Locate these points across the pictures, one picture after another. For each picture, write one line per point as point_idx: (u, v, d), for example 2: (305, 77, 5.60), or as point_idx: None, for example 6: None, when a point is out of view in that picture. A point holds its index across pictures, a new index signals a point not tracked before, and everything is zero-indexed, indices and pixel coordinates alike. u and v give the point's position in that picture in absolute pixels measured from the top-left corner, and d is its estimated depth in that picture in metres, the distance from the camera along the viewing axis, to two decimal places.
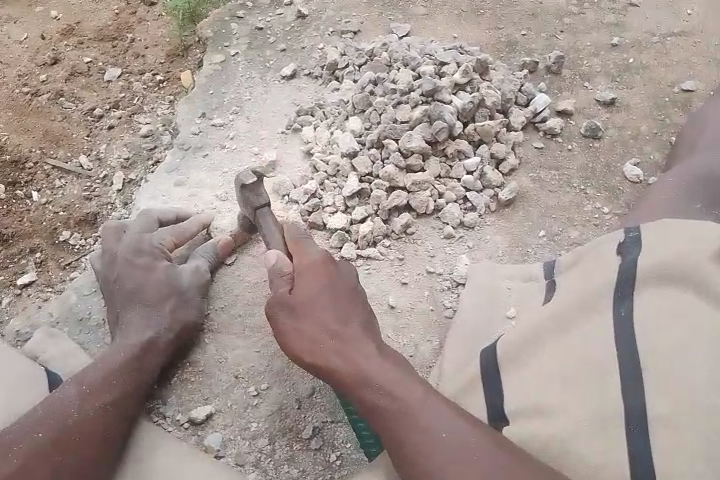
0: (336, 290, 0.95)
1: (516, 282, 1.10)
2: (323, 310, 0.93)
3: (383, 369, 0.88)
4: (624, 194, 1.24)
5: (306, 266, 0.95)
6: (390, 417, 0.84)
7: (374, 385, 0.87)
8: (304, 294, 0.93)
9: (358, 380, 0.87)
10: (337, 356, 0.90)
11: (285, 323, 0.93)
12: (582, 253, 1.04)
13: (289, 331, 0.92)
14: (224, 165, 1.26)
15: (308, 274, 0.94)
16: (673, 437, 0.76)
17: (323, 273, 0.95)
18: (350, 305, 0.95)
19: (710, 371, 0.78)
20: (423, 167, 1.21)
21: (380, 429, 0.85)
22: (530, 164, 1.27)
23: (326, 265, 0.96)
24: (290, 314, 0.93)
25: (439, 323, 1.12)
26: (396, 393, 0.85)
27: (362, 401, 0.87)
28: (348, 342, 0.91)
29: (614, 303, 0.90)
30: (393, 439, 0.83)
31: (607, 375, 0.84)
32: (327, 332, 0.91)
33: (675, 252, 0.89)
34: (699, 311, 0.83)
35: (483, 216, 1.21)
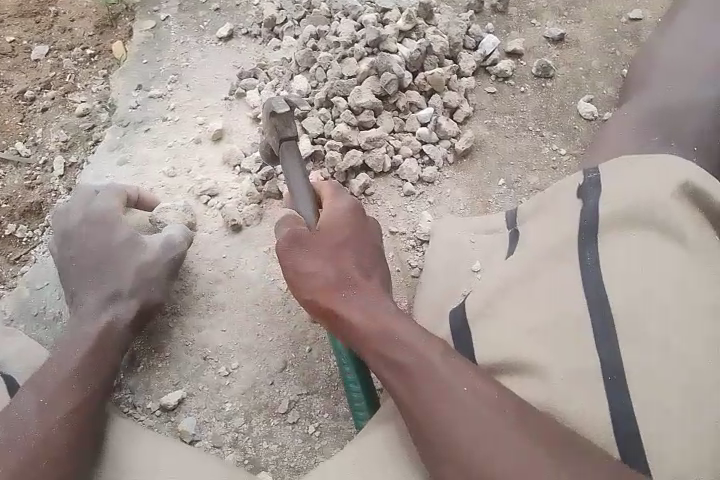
0: (362, 243, 0.96)
1: (480, 236, 1.08)
2: (347, 261, 0.93)
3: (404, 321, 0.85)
4: (580, 133, 1.23)
5: (339, 213, 0.96)
6: (416, 372, 0.80)
7: (393, 339, 0.83)
8: (330, 238, 0.94)
9: (374, 328, 0.85)
10: (356, 307, 0.88)
11: (304, 261, 0.93)
12: (541, 200, 1.03)
13: (307, 271, 0.92)
14: (168, 138, 1.20)
15: (340, 222, 0.96)
16: (646, 381, 0.78)
17: (352, 225, 0.96)
18: (372, 263, 0.95)
19: (678, 313, 0.81)
20: (376, 123, 1.17)
21: (403, 387, 0.80)
22: (485, 110, 1.24)
23: (358, 219, 0.97)
24: (310, 256, 0.93)
25: (407, 283, 1.10)
26: (414, 342, 0.82)
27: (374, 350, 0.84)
28: (368, 295, 0.90)
29: (579, 250, 0.90)
30: (406, 385, 0.80)
31: (577, 324, 0.84)
32: (347, 281, 0.91)
33: (635, 196, 0.90)
34: (668, 261, 0.85)
35: (442, 169, 1.19)
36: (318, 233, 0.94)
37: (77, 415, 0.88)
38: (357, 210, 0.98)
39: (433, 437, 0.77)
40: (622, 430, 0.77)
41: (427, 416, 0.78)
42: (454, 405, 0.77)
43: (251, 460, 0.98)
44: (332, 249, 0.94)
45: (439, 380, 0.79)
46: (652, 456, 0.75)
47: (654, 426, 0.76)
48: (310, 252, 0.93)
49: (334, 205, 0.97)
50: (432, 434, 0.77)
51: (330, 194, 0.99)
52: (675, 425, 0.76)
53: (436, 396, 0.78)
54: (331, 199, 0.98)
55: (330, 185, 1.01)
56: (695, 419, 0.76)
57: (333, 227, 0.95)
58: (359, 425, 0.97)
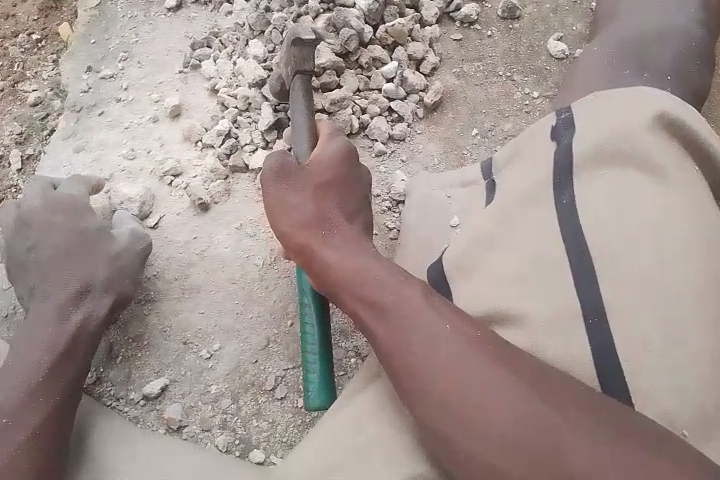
0: (349, 186, 0.90)
1: (456, 190, 1.04)
2: (331, 205, 0.88)
3: (387, 267, 0.82)
4: (551, 74, 1.18)
5: (330, 154, 0.90)
6: (400, 315, 0.78)
7: (377, 285, 0.80)
8: (317, 179, 0.88)
9: (354, 273, 0.82)
10: (336, 251, 0.84)
11: (286, 199, 0.87)
12: (516, 146, 0.99)
13: (289, 209, 0.87)
14: (124, 119, 1.15)
15: (328, 161, 0.89)
16: (631, 320, 0.76)
17: (340, 167, 0.90)
18: (357, 208, 0.90)
19: (661, 249, 0.79)
20: (339, 83, 1.12)
21: (386, 330, 0.78)
22: (452, 59, 1.19)
23: (349, 163, 0.90)
24: (295, 195, 0.87)
25: (387, 246, 1.08)
26: (398, 287, 0.80)
27: (356, 294, 0.81)
28: (350, 240, 0.86)
29: (555, 193, 0.88)
30: (387, 328, 0.78)
31: (557, 269, 0.82)
32: (329, 224, 0.86)
33: (608, 131, 0.87)
34: (645, 197, 0.82)
35: (412, 125, 1.14)
36: (305, 171, 0.88)
37: (59, 415, 0.87)
38: (349, 152, 0.91)
39: (413, 381, 0.75)
40: (609, 375, 0.75)
41: (407, 358, 0.76)
42: (437, 349, 0.75)
43: (242, 440, 0.96)
44: (317, 190, 0.88)
45: (422, 324, 0.76)
46: (634, 391, 0.74)
47: (643, 366, 0.74)
48: (293, 189, 0.87)
49: (327, 147, 0.90)
50: (419, 384, 0.75)
51: (325, 134, 0.92)
52: (664, 362, 0.74)
53: (417, 340, 0.76)
54: (324, 139, 0.91)
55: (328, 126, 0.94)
56: (678, 351, 0.74)
57: (324, 167, 0.89)
58: (308, 404, 0.91)
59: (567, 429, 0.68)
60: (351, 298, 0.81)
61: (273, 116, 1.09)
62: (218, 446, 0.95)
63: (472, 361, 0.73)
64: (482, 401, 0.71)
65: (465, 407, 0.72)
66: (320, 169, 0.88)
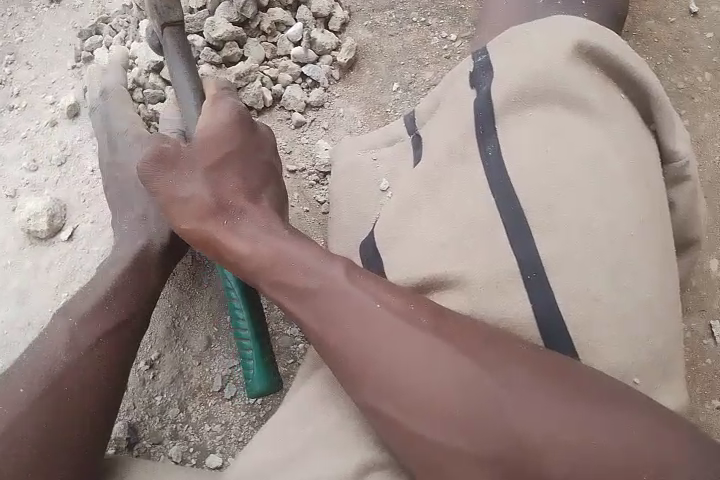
0: (248, 161, 0.80)
1: (381, 150, 0.96)
2: (227, 184, 0.77)
3: (307, 247, 0.72)
4: (467, 13, 1.12)
5: (219, 128, 0.79)
6: (328, 299, 0.68)
7: (295, 269, 0.70)
8: (208, 162, 0.77)
9: (274, 260, 0.72)
10: (247, 240, 0.74)
11: (178, 191, 0.77)
12: (437, 97, 0.91)
13: (184, 201, 0.76)
14: (20, 129, 1.06)
15: (220, 137, 0.78)
16: (574, 272, 0.71)
17: (232, 143, 0.79)
18: (260, 184, 0.80)
19: (599, 189, 0.73)
20: (244, 55, 1.04)
21: (317, 320, 0.69)
22: (362, 10, 1.11)
23: (241, 133, 0.80)
24: (185, 183, 0.77)
25: (321, 220, 1.03)
26: (323, 270, 0.70)
27: (283, 286, 0.71)
28: (259, 224, 0.75)
29: (481, 143, 0.80)
30: (322, 320, 0.68)
31: (489, 224, 0.74)
32: (231, 211, 0.76)
33: (531, 68, 0.79)
34: (572, 137, 0.76)
35: (329, 89, 1.07)
36: (193, 155, 0.78)
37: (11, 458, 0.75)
38: (238, 122, 0.80)
39: (360, 376, 0.66)
40: (555, 333, 0.70)
41: (342, 349, 0.67)
42: (379, 334, 0.66)
43: (197, 447, 0.92)
44: (210, 170, 0.77)
45: (351, 306, 0.67)
46: (582, 347, 0.70)
47: (592, 320, 0.70)
48: (185, 180, 0.77)
49: (212, 117, 0.78)
50: (361, 372, 0.66)
51: (213, 97, 0.81)
52: (611, 311, 0.70)
53: (356, 327, 0.67)
54: (213, 105, 0.80)
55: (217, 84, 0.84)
56: (622, 301, 0.70)
57: (215, 144, 0.78)
58: (250, 390, 0.88)
59: (531, 401, 0.61)
60: (271, 286, 0.72)
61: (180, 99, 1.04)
62: (173, 457, 0.91)
63: (409, 337, 0.65)
64: (428, 380, 0.64)
65: (417, 397, 0.64)
66: (213, 148, 0.78)
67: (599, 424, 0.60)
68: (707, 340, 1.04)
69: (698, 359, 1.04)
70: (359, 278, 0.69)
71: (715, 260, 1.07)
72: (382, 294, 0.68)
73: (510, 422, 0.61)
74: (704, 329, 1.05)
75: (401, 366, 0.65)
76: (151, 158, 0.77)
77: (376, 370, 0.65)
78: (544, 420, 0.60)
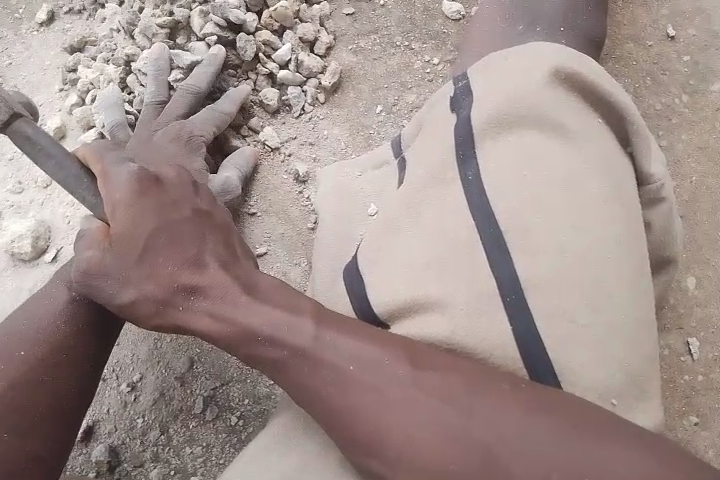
0: (171, 228, 0.70)
1: (369, 174, 0.97)
2: (165, 265, 0.70)
3: (272, 301, 0.70)
4: (450, 37, 1.13)
5: (126, 214, 0.69)
6: (299, 365, 0.68)
7: (258, 337, 0.68)
8: (133, 252, 0.69)
9: (243, 331, 0.69)
10: (208, 316, 0.70)
11: (119, 297, 0.70)
12: (421, 121, 0.92)
13: (131, 301, 0.70)
14: (4, 150, 1.07)
15: (135, 221, 0.69)
16: (551, 295, 0.71)
17: (150, 219, 0.70)
18: (197, 244, 0.71)
19: (575, 212, 0.74)
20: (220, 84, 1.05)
21: (295, 387, 0.68)
22: (346, 35, 1.13)
23: (150, 200, 0.71)
24: (124, 287, 0.70)
25: (306, 240, 1.04)
26: (290, 333, 0.68)
27: (252, 355, 0.70)
28: (215, 290, 0.70)
29: (461, 164, 0.80)
30: (300, 386, 0.68)
31: (473, 254, 0.75)
32: (177, 293, 0.70)
33: (511, 91, 0.80)
34: (547, 160, 0.77)
35: (312, 110, 1.09)
36: (117, 251, 0.69)
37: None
38: (139, 188, 0.70)
39: (347, 433, 0.66)
40: (534, 352, 0.70)
41: (327, 414, 0.67)
42: (362, 395, 0.66)
43: (178, 470, 0.92)
44: (142, 256, 0.69)
45: (324, 368, 0.67)
46: (563, 368, 0.70)
47: (572, 340, 0.70)
48: (124, 283, 0.70)
49: (109, 185, 0.71)
50: (347, 434, 0.66)
51: (101, 168, 0.72)
52: (589, 330, 0.71)
53: (332, 389, 0.67)
54: (104, 181, 0.71)
55: (88, 147, 0.74)
56: (598, 320, 0.71)
57: (126, 226, 0.69)
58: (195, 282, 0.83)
59: (520, 442, 0.62)
60: (245, 354, 0.70)
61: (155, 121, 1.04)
62: None
63: (389, 396, 0.66)
64: (416, 437, 0.64)
65: (407, 447, 0.64)
66: (130, 233, 0.69)
67: (592, 460, 0.60)
68: (685, 357, 1.05)
69: (677, 377, 1.05)
70: (326, 332, 0.68)
71: (693, 279, 1.08)
72: (357, 341, 0.68)
73: (506, 471, 0.62)
74: (682, 347, 1.06)
75: (388, 424, 0.65)
76: (94, 230, 0.71)
77: (362, 432, 0.65)
78: (536, 465, 0.61)
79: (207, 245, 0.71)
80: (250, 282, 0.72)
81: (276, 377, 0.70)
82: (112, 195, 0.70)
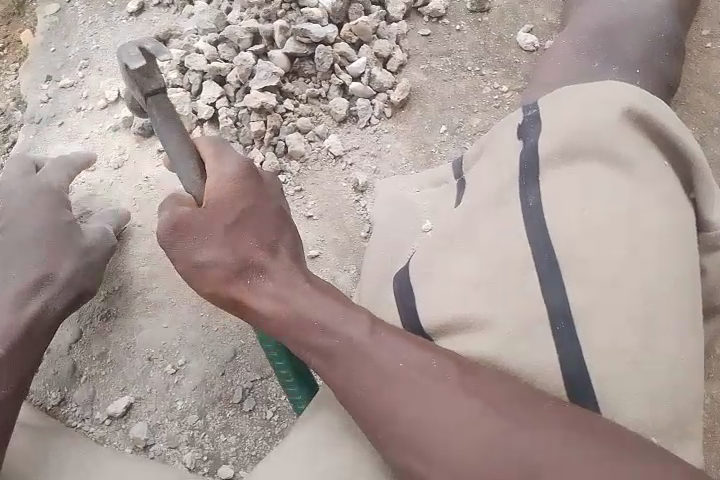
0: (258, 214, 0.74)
1: (426, 191, 1.00)
2: (246, 246, 0.73)
3: (330, 297, 0.73)
4: (521, 67, 1.15)
5: (227, 190, 0.73)
6: (342, 354, 0.70)
7: (313, 324, 0.72)
8: (221, 222, 0.72)
9: (296, 317, 0.72)
10: (269, 299, 0.73)
11: (197, 258, 0.72)
12: (483, 144, 0.93)
13: (204, 267, 0.72)
14: (84, 130, 1.12)
15: (229, 198, 0.73)
16: (600, 328, 0.72)
17: (244, 200, 0.73)
18: (274, 234, 0.75)
19: (632, 250, 0.75)
20: (293, 90, 1.09)
21: (337, 376, 0.70)
22: (419, 54, 1.16)
23: (248, 184, 0.74)
24: (203, 249, 0.72)
25: (358, 247, 1.05)
26: (344, 325, 0.71)
27: (306, 346, 0.72)
28: (281, 277, 0.73)
29: (522, 192, 0.81)
30: (349, 382, 0.70)
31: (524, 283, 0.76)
32: (248, 269, 0.73)
33: (580, 127, 0.82)
34: (615, 198, 0.78)
35: (379, 124, 1.11)
36: (207, 216, 0.72)
37: None
38: (246, 171, 0.74)
39: (395, 435, 0.67)
40: (578, 385, 0.71)
41: (371, 408, 0.68)
42: (406, 392, 0.68)
43: (211, 456, 0.93)
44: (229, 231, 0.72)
45: (372, 363, 0.69)
46: (607, 398, 0.70)
47: (618, 377, 0.70)
48: (204, 245, 0.72)
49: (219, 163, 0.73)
50: (390, 430, 0.67)
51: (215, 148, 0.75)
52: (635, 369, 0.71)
53: (377, 382, 0.68)
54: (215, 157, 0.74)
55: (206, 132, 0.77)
56: (647, 359, 0.71)
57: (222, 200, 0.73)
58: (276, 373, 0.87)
59: (568, 458, 0.62)
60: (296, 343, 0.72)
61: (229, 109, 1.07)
62: (186, 463, 0.92)
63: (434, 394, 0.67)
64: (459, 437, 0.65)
65: (453, 450, 0.65)
66: (224, 205, 0.73)
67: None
68: None
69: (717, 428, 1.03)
70: (378, 331, 0.71)
71: None
72: (404, 342, 0.70)
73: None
74: None
75: (429, 424, 0.66)
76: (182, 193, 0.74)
77: (406, 428, 0.67)
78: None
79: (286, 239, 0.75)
80: (314, 278, 0.75)
81: (322, 368, 0.72)
82: (220, 168, 0.73)
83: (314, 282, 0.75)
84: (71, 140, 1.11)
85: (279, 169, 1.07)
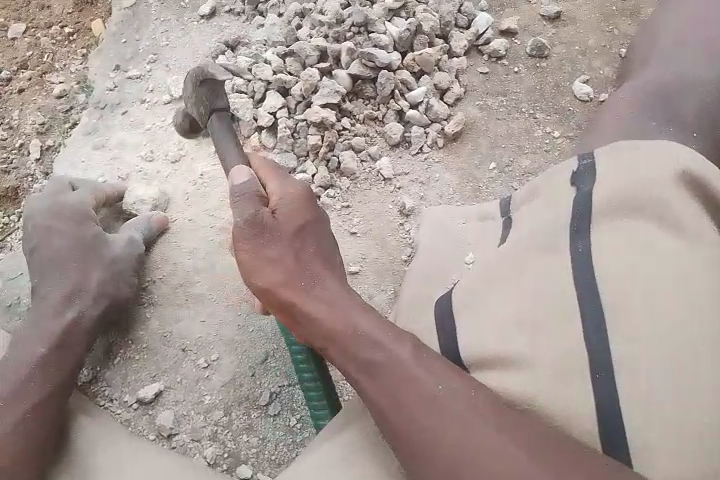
0: (319, 235, 0.85)
1: (472, 223, 1.02)
2: (304, 253, 0.83)
3: (377, 315, 0.79)
4: (574, 116, 1.18)
5: (288, 204, 0.84)
6: (385, 368, 0.74)
7: (360, 335, 0.76)
8: (287, 225, 0.81)
9: (345, 327, 0.77)
10: (322, 306, 0.79)
11: (262, 253, 0.81)
12: (536, 186, 0.94)
13: (267, 263, 0.81)
14: (145, 122, 1.15)
15: (291, 212, 0.83)
16: (641, 379, 0.70)
17: (305, 215, 0.84)
18: (330, 254, 0.85)
19: (681, 302, 0.72)
20: (353, 110, 1.13)
21: (377, 390, 0.73)
22: (476, 91, 1.19)
23: (311, 204, 0.85)
24: (267, 246, 0.81)
25: (398, 268, 1.07)
26: (390, 342, 0.75)
27: (349, 355, 0.76)
28: (334, 290, 0.81)
29: (572, 238, 0.82)
30: (387, 396, 0.73)
31: (569, 327, 0.76)
32: (304, 275, 0.81)
33: (637, 179, 0.81)
34: (661, 250, 0.76)
35: (431, 153, 1.15)
36: (273, 219, 0.82)
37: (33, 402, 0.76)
38: (305, 196, 0.85)
39: (424, 452, 0.70)
40: (614, 434, 0.70)
41: (409, 425, 0.71)
42: (446, 415, 0.70)
43: (231, 454, 0.94)
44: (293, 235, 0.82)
45: (415, 382, 0.72)
46: (640, 451, 0.69)
47: (655, 431, 0.69)
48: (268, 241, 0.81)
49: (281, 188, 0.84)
50: (425, 449, 0.70)
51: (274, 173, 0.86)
52: (675, 423, 0.68)
53: (417, 402, 0.71)
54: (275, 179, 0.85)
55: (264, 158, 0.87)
56: (691, 416, 0.68)
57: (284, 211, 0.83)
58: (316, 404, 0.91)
59: None
60: (338, 353, 0.77)
61: (288, 119, 1.11)
62: (207, 457, 0.93)
63: (474, 422, 0.69)
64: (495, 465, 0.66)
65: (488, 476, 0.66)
66: (288, 215, 0.83)
67: None
68: None
69: None
70: (422, 353, 0.75)
71: None
72: (447, 368, 0.73)
73: None
74: None
75: (466, 449, 0.68)
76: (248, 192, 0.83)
77: (443, 449, 0.69)
78: None
79: (338, 262, 0.86)
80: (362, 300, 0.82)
81: (362, 382, 0.75)
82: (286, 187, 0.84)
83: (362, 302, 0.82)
84: (131, 130, 1.15)
85: (328, 184, 1.10)
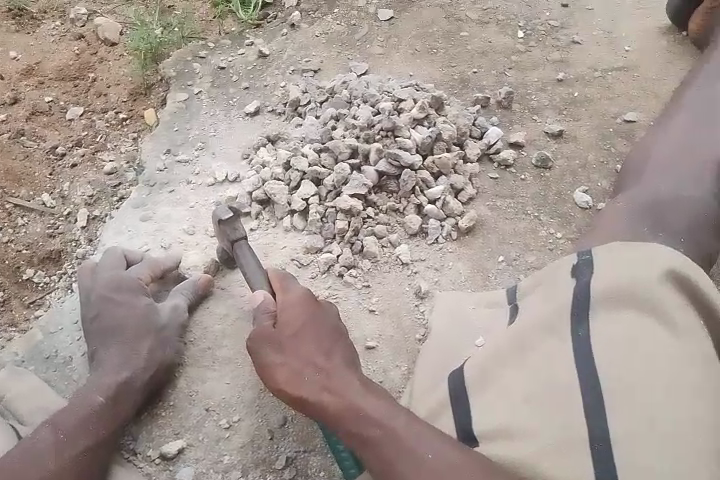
0: (320, 331, 0.95)
1: (482, 308, 1.12)
2: (308, 348, 0.93)
3: (375, 394, 0.89)
4: (575, 220, 1.32)
5: (289, 307, 0.95)
6: (382, 441, 0.83)
7: (360, 412, 0.86)
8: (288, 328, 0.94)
9: (347, 405, 0.87)
10: (325, 392, 0.88)
11: (269, 359, 0.92)
12: (539, 277, 1.03)
13: (274, 366, 0.91)
14: (189, 199, 1.28)
15: (290, 318, 0.94)
16: (636, 450, 0.76)
17: (303, 316, 0.95)
18: (332, 342, 0.95)
19: (668, 381, 0.80)
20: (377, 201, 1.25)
21: (378, 461, 0.83)
22: (487, 193, 1.33)
23: (311, 304, 0.97)
24: (272, 351, 0.92)
25: (412, 346, 1.15)
26: (387, 417, 0.85)
27: (351, 432, 0.86)
28: (336, 374, 0.90)
29: (573, 323, 0.89)
30: (383, 464, 0.82)
31: (570, 403, 0.82)
32: (308, 368, 0.91)
33: (631, 271, 0.90)
34: (654, 335, 0.84)
35: (445, 244, 1.26)
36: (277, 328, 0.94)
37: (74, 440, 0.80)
38: (305, 297, 0.97)
39: None
40: None
41: None
42: None
43: None
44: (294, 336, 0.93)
45: (410, 452, 0.81)
46: None
47: None
48: (276, 346, 0.93)
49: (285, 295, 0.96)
50: None
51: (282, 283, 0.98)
52: None
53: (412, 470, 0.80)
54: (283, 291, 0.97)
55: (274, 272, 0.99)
56: None
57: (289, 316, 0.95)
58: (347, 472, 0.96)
59: None
60: (343, 430, 0.86)
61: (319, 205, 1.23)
62: None
63: None
64: None
65: None
66: (289, 321, 0.94)
67: None
68: None
69: None
70: (415, 425, 0.84)
71: None
72: (440, 440, 0.82)
73: None
74: None
75: None
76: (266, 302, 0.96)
77: None
78: None
79: (339, 347, 0.94)
80: (364, 379, 0.92)
81: (365, 455, 0.84)
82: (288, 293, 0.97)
83: (363, 380, 0.91)
84: (175, 206, 1.27)
85: (351, 265, 1.21)
